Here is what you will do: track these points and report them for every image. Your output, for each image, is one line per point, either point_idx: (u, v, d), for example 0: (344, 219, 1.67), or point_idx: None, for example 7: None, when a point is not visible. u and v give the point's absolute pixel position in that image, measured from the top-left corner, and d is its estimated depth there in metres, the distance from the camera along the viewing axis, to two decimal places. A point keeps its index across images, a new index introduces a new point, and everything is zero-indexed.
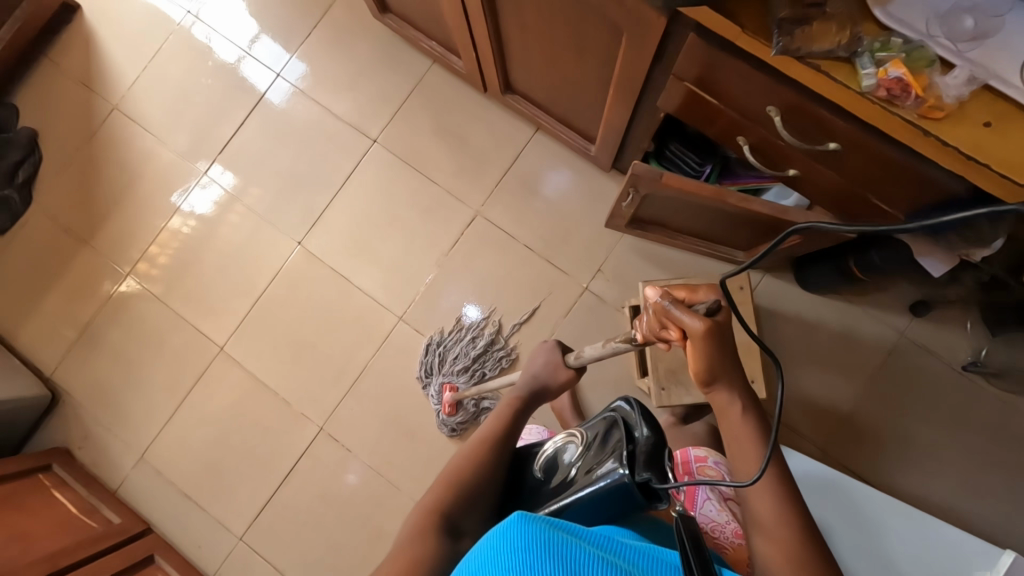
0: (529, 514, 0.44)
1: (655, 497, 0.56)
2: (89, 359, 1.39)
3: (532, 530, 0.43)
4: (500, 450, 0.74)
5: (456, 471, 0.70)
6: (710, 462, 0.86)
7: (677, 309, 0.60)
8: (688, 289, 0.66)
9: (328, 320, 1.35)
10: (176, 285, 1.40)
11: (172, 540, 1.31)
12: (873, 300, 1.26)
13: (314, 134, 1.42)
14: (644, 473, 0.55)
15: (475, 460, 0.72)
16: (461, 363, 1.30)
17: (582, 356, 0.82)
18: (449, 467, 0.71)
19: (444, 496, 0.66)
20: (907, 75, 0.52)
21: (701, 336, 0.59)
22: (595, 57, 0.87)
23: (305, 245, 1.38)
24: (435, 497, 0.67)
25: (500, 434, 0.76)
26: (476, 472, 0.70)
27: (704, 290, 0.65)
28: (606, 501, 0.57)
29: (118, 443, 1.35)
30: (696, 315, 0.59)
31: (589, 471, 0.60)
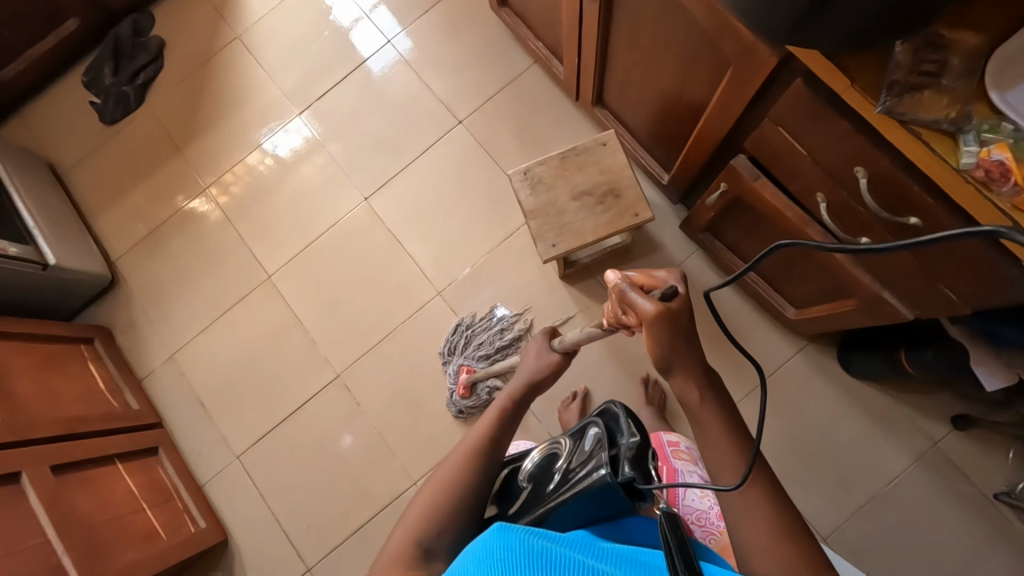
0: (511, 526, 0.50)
1: (639, 497, 0.60)
2: (152, 256, 1.49)
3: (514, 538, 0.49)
4: (477, 464, 0.73)
5: (439, 497, 0.70)
6: (681, 446, 0.94)
7: (633, 293, 0.64)
8: (646, 274, 0.70)
9: (372, 277, 1.41)
10: (245, 209, 1.49)
11: (177, 441, 1.37)
12: (914, 401, 1.21)
13: (407, 103, 1.49)
14: (628, 473, 0.58)
15: (465, 463, 0.73)
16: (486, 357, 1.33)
17: (566, 340, 0.87)
18: (432, 485, 0.72)
19: (424, 526, 0.67)
20: (1011, 160, 0.51)
21: (653, 320, 0.62)
22: (695, 86, 0.89)
23: (369, 202, 1.45)
24: (415, 530, 0.67)
25: (482, 447, 0.75)
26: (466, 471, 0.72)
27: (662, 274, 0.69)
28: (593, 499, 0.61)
29: (155, 338, 1.44)
30: (650, 299, 0.63)
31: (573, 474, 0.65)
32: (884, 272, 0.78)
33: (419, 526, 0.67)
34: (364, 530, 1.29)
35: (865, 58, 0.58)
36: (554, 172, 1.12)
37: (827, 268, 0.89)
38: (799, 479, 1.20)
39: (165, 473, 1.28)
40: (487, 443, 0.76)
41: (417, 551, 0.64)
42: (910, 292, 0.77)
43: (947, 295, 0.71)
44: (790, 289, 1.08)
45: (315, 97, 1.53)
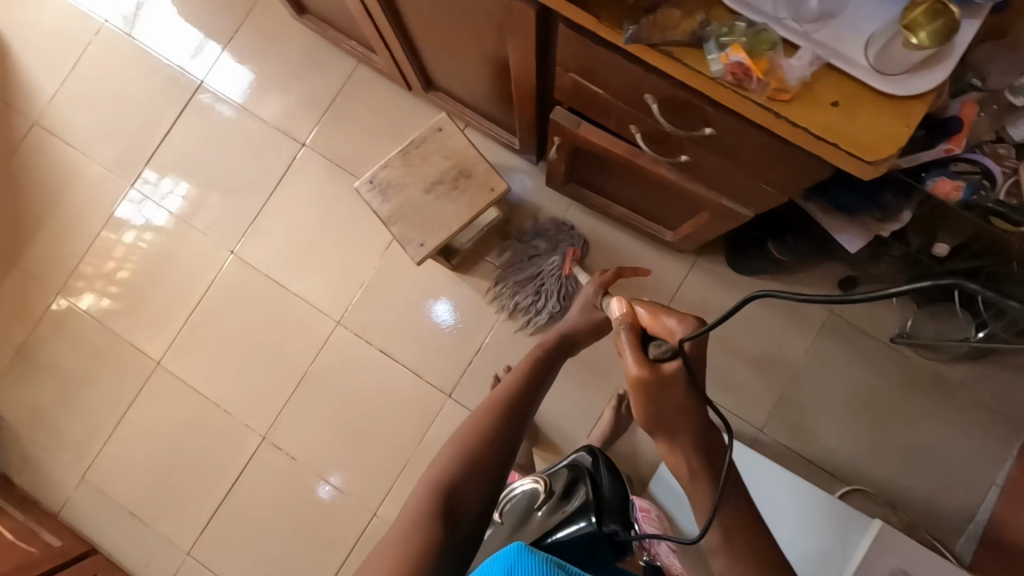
0: None
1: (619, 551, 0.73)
2: (25, 383, 1.36)
3: None
4: (510, 412, 0.70)
5: (464, 446, 0.64)
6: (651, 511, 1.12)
7: (626, 347, 0.65)
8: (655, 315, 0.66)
9: (266, 328, 1.34)
10: (109, 303, 1.38)
11: (120, 562, 1.29)
12: (805, 279, 1.28)
13: (243, 140, 1.39)
14: (612, 525, 0.71)
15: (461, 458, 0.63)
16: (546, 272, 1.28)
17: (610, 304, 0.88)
18: (461, 431, 0.67)
19: (451, 477, 0.61)
20: (747, 59, 0.52)
21: (634, 384, 0.61)
22: (493, 51, 0.86)
23: (238, 254, 1.37)
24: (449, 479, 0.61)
25: (511, 401, 0.72)
26: (464, 468, 0.62)
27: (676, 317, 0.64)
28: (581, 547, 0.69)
29: (58, 465, 1.33)
30: (637, 362, 0.62)
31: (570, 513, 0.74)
32: (715, 182, 0.79)
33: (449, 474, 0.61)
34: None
35: None
36: (399, 172, 1.08)
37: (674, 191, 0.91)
38: (724, 388, 1.27)
39: None
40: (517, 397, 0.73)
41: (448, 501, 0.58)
42: (742, 195, 0.79)
43: (767, 189, 0.72)
44: (659, 215, 1.11)
45: (144, 163, 1.41)
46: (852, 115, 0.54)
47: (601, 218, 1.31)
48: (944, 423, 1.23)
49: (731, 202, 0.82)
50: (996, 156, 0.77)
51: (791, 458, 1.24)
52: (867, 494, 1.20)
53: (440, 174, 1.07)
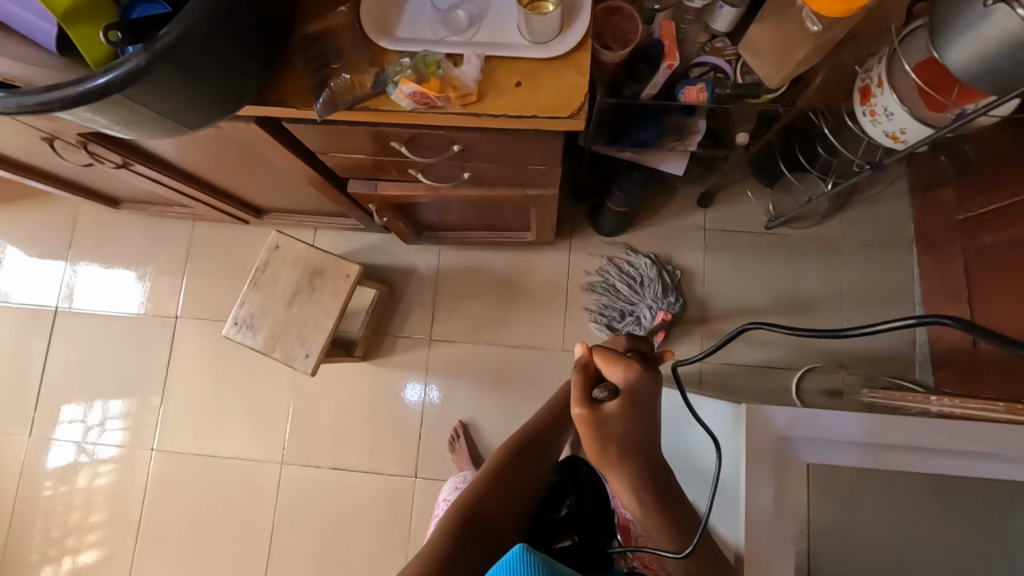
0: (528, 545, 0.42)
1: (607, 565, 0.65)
2: None
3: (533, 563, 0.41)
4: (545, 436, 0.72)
5: (497, 469, 0.66)
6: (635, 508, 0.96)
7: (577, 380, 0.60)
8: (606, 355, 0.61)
9: (216, 503, 1.30)
10: (57, 557, 1.31)
11: None
12: (670, 213, 1.34)
13: (120, 341, 1.39)
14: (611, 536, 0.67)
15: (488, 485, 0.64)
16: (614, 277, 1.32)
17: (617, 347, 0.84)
18: (505, 449, 0.69)
19: (483, 499, 0.63)
20: (418, 86, 0.57)
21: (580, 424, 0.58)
22: (271, 163, 0.90)
23: (160, 447, 1.34)
24: (488, 498, 0.63)
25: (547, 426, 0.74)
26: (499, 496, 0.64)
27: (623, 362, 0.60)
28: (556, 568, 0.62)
29: None
30: (586, 402, 0.58)
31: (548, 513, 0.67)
32: (507, 181, 0.85)
33: (487, 492, 0.63)
34: None
35: (288, 85, 0.62)
36: (257, 303, 1.10)
37: (489, 201, 0.96)
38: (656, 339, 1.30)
39: None
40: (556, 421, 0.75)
41: (479, 524, 0.59)
42: (534, 181, 0.84)
43: (541, 168, 0.77)
44: (507, 224, 1.15)
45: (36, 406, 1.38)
46: (535, 87, 0.60)
47: (470, 248, 1.35)
48: (847, 276, 1.30)
49: (532, 190, 0.87)
50: (717, 50, 0.85)
51: (739, 371, 1.27)
52: (819, 369, 1.25)
53: (293, 287, 1.10)
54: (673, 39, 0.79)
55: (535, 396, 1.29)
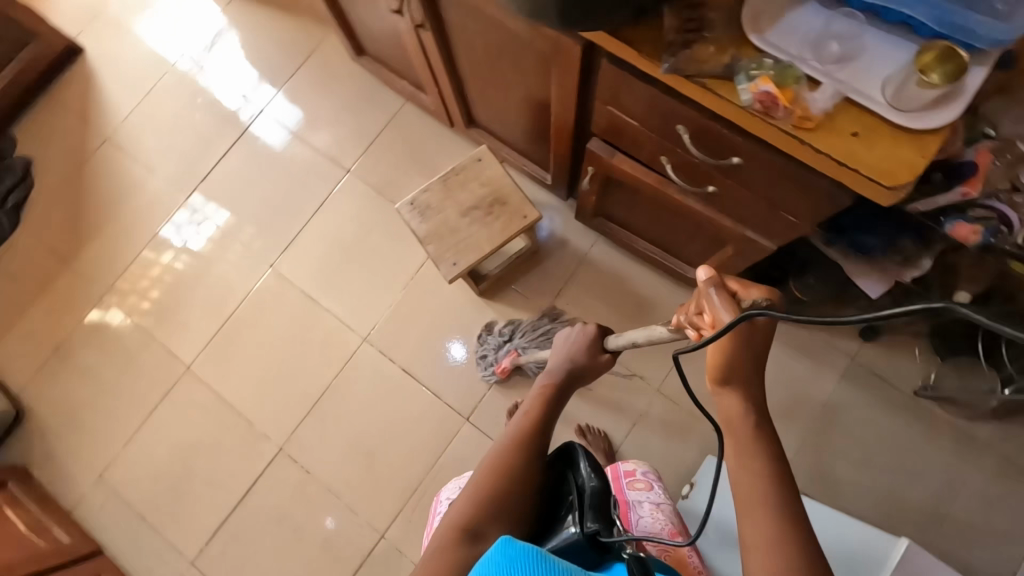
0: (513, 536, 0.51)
1: (606, 550, 0.62)
2: (59, 378, 1.42)
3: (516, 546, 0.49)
4: (529, 440, 0.72)
5: (491, 479, 0.68)
6: (638, 475, 0.99)
7: (720, 299, 0.49)
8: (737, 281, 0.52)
9: (294, 340, 1.39)
10: (150, 307, 1.44)
11: (122, 566, 1.28)
12: (826, 326, 1.29)
13: (293, 165, 1.50)
14: (592, 524, 0.62)
15: (479, 494, 0.67)
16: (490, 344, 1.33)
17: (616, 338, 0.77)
18: (491, 460, 0.71)
19: (475, 512, 0.66)
20: (775, 89, 0.58)
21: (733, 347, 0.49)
22: (536, 87, 0.94)
23: (277, 268, 1.44)
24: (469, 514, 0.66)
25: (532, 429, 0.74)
26: (488, 500, 0.67)
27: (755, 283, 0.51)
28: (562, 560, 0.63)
29: (78, 461, 1.36)
30: (740, 315, 0.48)
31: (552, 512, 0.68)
32: (741, 213, 0.84)
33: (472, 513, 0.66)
34: None
35: (644, 29, 0.64)
36: (439, 198, 1.15)
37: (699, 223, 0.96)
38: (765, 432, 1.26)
39: None
40: (539, 426, 0.74)
41: (464, 537, 0.64)
42: (765, 226, 0.84)
43: (790, 219, 0.77)
44: (683, 251, 1.15)
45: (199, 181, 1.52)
46: (869, 144, 0.59)
47: (624, 253, 1.36)
48: (973, 486, 1.20)
49: (754, 233, 0.87)
50: (1012, 204, 0.77)
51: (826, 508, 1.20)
52: None
53: (475, 200, 1.15)
54: (985, 171, 0.76)
55: (608, 414, 1.28)
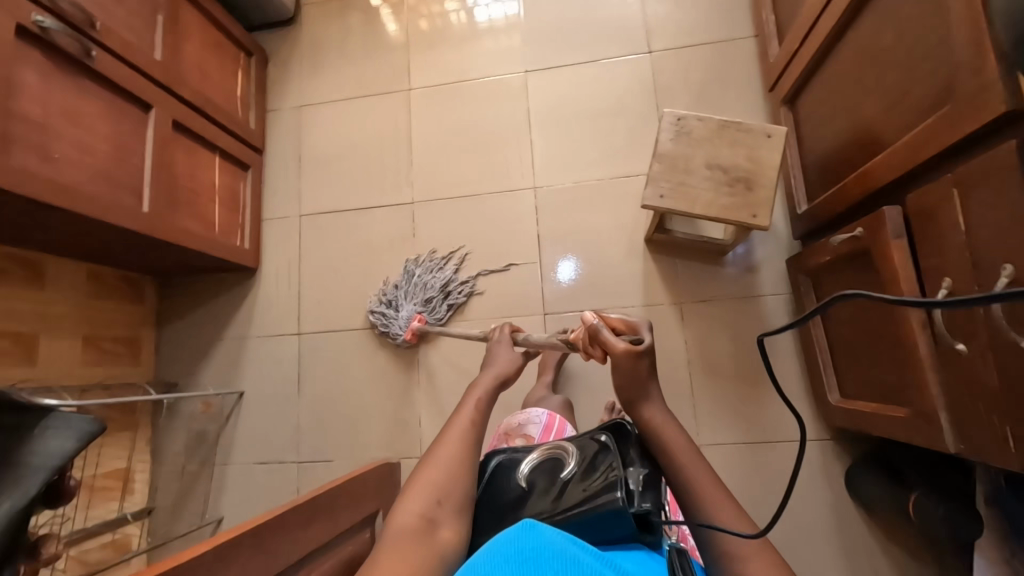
0: (537, 525, 0.54)
1: (645, 528, 0.68)
2: (331, 20, 1.59)
3: (540, 534, 0.53)
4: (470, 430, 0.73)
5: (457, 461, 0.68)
6: None
7: (604, 332, 0.76)
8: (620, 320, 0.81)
9: (488, 139, 1.44)
10: (422, 25, 1.54)
11: (264, 176, 1.52)
12: (892, 559, 1.12)
13: (614, 8, 1.44)
14: (644, 504, 0.68)
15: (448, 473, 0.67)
16: (404, 283, 1.38)
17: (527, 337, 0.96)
18: (446, 442, 0.71)
19: (441, 487, 0.66)
20: None
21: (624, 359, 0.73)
22: (900, 116, 0.81)
23: (527, 77, 1.45)
24: (427, 496, 0.65)
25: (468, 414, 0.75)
26: (461, 482, 0.67)
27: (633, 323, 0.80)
28: (597, 526, 0.66)
29: (296, 85, 1.57)
30: (620, 341, 0.74)
31: (596, 481, 0.69)
32: (960, 393, 0.71)
33: (422, 497, 0.65)
34: (355, 333, 1.41)
35: None
36: (706, 133, 1.06)
37: (899, 364, 0.85)
38: None
39: (244, 190, 1.44)
40: (486, 419, 0.76)
41: (422, 519, 0.62)
42: (967, 424, 0.71)
43: (1005, 441, 0.64)
44: (849, 373, 1.03)
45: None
46: None
47: (791, 327, 1.22)
48: None
49: (946, 420, 0.74)
50: None
51: None
52: None
53: (732, 165, 1.05)
54: None
55: None
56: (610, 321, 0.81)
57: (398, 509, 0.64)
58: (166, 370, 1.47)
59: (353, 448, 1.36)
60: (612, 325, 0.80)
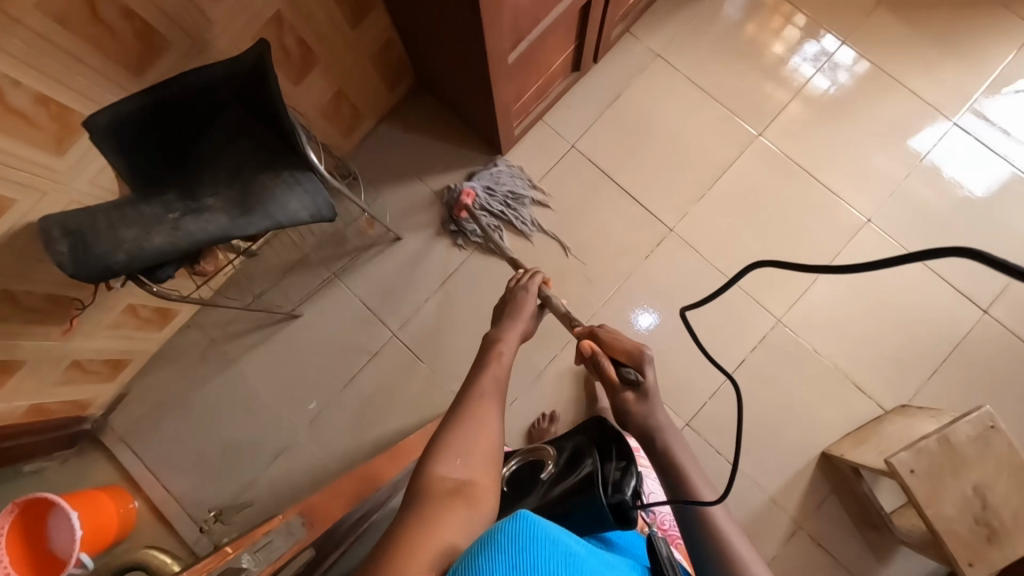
0: (530, 517, 0.44)
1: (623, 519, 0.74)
2: (751, 7, 1.41)
3: (538, 532, 0.43)
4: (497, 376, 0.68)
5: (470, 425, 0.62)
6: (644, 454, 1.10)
7: (602, 361, 0.77)
8: (617, 337, 0.80)
9: (781, 244, 1.30)
10: (802, 68, 1.38)
11: (575, 85, 1.38)
12: None
13: (992, 246, 1.28)
14: (618, 497, 0.74)
15: (457, 437, 0.60)
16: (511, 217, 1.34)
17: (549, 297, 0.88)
18: (451, 415, 0.64)
19: (456, 444, 0.60)
20: None
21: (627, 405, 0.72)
22: None
23: (863, 225, 1.30)
24: (458, 442, 0.60)
25: (496, 365, 0.71)
26: (470, 437, 0.60)
27: (631, 343, 0.77)
28: (581, 517, 0.74)
29: (672, 34, 1.40)
30: (619, 377, 0.75)
31: (573, 476, 0.80)
32: None
33: (453, 443, 0.59)
34: None
35: None
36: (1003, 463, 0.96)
37: None
38: None
39: (557, 87, 1.31)
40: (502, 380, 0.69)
41: (451, 481, 0.56)
42: None
43: None
44: None
45: (960, 119, 1.34)
46: None
47: None
48: None
49: None
50: None
51: None
52: None
53: (995, 510, 0.95)
54: None
55: None
56: (618, 348, 0.77)
57: (428, 465, 0.58)
58: (360, 161, 1.39)
59: (446, 368, 1.31)
60: (620, 354, 0.77)
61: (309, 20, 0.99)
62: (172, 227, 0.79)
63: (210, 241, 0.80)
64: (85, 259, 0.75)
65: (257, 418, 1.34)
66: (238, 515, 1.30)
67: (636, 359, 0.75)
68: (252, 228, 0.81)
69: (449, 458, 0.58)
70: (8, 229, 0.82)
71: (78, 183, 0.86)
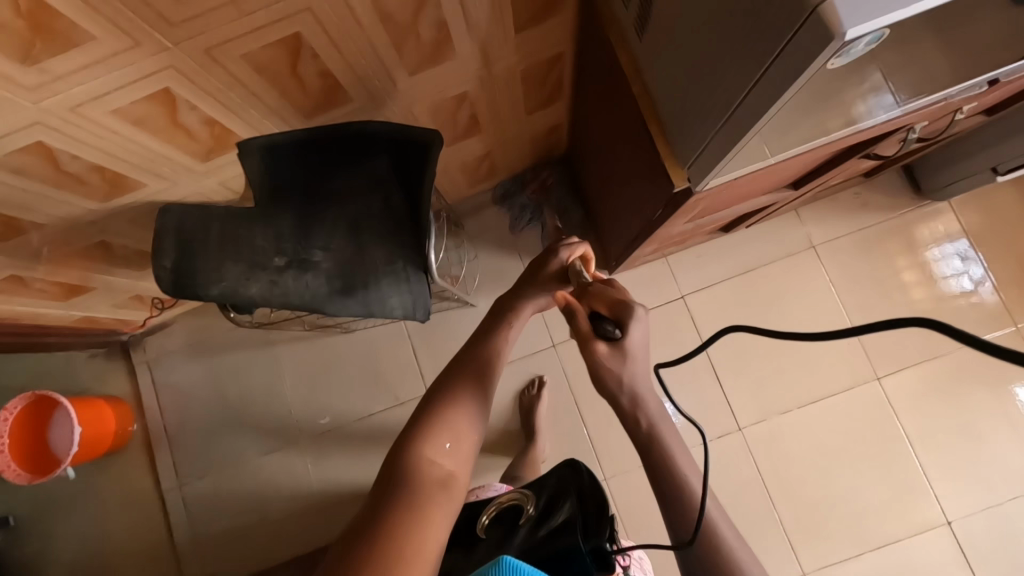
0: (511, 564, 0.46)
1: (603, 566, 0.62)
2: (933, 242, 1.27)
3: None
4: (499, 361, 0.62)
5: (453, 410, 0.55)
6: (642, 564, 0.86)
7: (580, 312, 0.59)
8: (603, 297, 0.60)
9: (844, 499, 1.20)
10: (945, 261, 1.26)
11: (715, 238, 1.29)
12: None
13: None
14: (597, 540, 0.63)
15: (436, 428, 0.54)
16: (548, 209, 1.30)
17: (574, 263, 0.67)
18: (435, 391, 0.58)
19: (434, 430, 0.54)
20: None
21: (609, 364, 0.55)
22: None
23: (940, 525, 1.17)
24: (446, 426, 0.54)
25: (502, 355, 0.63)
26: (452, 429, 0.55)
27: (616, 303, 0.58)
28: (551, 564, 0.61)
29: (838, 231, 1.28)
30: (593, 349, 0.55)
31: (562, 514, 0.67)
32: None
33: (444, 425, 0.54)
34: (575, 410, 1.28)
35: None
36: None
37: None
38: None
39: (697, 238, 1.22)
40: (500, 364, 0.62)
41: (433, 479, 0.50)
42: None
43: None
44: None
45: None
46: None
47: None
48: None
49: None
50: None
51: None
52: None
53: None
54: None
55: None
56: (601, 296, 0.60)
57: (413, 443, 0.53)
58: (474, 211, 1.34)
59: None
60: (604, 304, 0.59)
61: (490, 102, 0.93)
62: (273, 279, 0.78)
63: (301, 308, 0.78)
64: (184, 279, 0.76)
65: (272, 405, 1.35)
66: (223, 480, 1.33)
67: (619, 310, 0.58)
68: (344, 313, 0.79)
69: (439, 444, 0.53)
70: (132, 202, 0.82)
71: (210, 182, 0.84)
